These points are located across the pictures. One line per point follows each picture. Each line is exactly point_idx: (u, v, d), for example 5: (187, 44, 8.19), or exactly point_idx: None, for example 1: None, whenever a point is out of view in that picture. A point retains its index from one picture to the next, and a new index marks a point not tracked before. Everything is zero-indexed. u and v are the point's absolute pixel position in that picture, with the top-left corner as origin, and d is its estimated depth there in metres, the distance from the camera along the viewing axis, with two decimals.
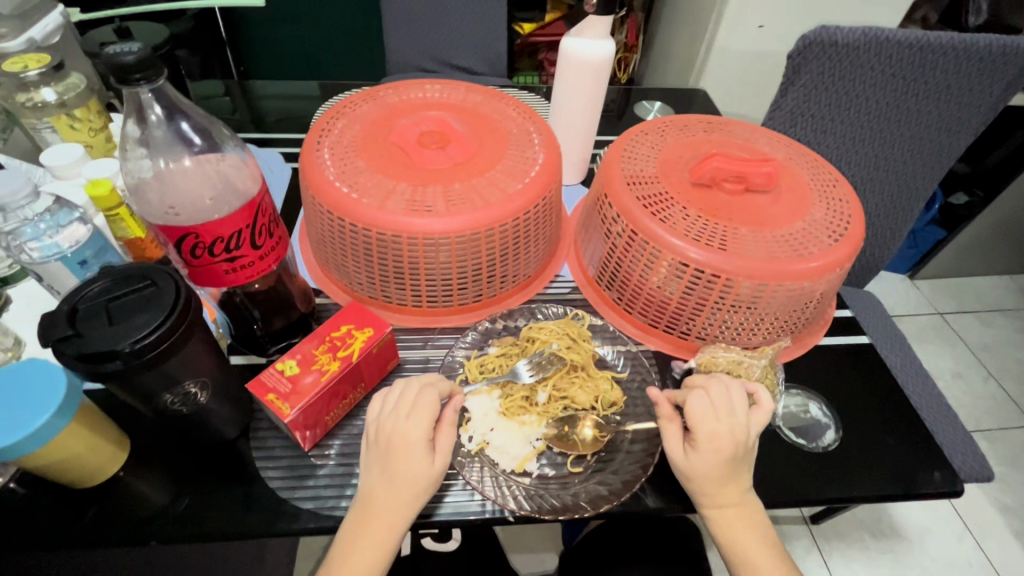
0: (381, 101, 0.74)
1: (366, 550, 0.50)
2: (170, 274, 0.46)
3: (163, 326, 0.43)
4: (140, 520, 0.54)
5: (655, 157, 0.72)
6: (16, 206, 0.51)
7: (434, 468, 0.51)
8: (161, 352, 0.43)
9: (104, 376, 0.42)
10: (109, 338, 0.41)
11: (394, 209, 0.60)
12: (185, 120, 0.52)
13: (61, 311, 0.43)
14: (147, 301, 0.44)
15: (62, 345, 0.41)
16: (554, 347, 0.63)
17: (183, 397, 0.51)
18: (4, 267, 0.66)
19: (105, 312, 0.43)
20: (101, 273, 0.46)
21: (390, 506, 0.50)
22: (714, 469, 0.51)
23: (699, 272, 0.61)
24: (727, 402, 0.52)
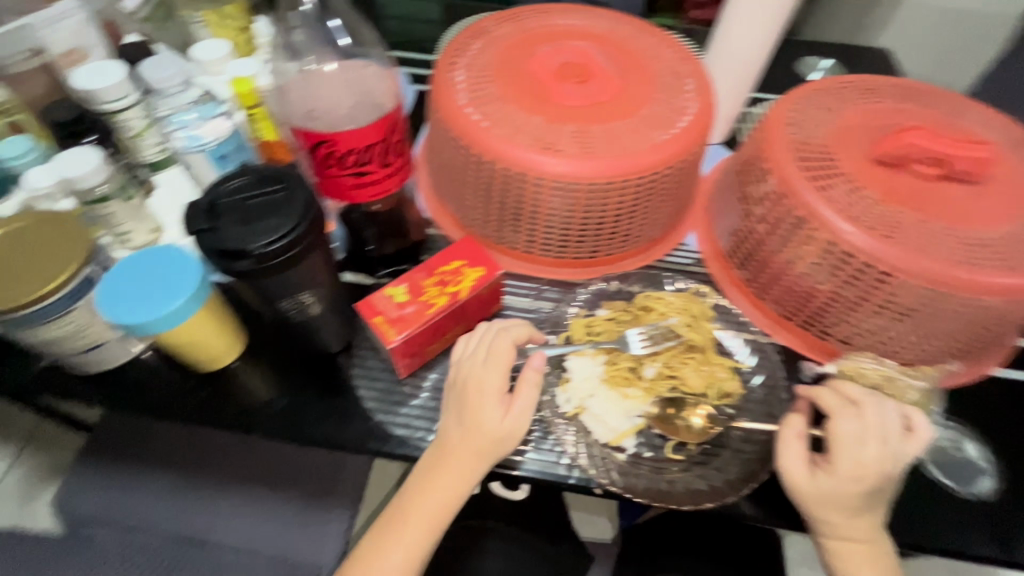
0: (521, 24, 0.67)
1: (435, 496, 0.50)
2: (301, 181, 0.45)
3: (288, 236, 0.42)
4: (249, 411, 0.58)
5: (831, 121, 0.60)
6: (170, 92, 0.54)
7: (506, 425, 0.50)
8: (284, 261, 0.43)
9: (232, 275, 0.43)
10: (242, 238, 0.42)
11: (524, 145, 0.55)
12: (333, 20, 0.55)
13: (201, 204, 0.43)
14: (278, 206, 0.43)
15: (200, 238, 0.42)
16: (673, 322, 0.57)
17: (298, 305, 0.51)
18: (154, 151, 0.69)
19: (240, 211, 0.43)
20: (239, 171, 0.46)
21: (461, 452, 0.50)
22: (847, 498, 0.45)
23: (865, 267, 0.52)
24: (882, 427, 0.46)
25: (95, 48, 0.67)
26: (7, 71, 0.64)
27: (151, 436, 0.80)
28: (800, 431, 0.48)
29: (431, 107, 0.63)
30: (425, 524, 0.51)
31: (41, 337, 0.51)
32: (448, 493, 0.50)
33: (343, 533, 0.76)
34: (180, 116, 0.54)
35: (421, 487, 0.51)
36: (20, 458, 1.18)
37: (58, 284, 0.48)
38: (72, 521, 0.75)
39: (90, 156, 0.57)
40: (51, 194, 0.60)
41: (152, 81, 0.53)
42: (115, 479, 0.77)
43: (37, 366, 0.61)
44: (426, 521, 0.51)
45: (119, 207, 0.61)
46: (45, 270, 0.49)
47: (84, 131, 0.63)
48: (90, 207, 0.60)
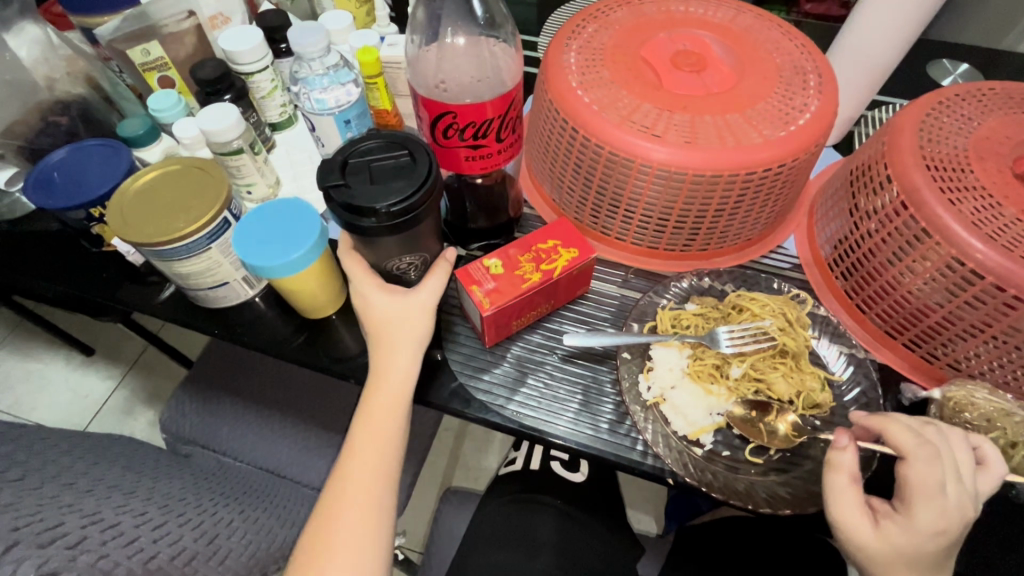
0: (637, 9, 0.67)
1: (382, 401, 0.53)
2: (425, 150, 0.48)
3: (413, 199, 0.45)
4: (343, 360, 0.63)
5: (970, 129, 0.55)
6: (310, 56, 0.58)
7: (411, 302, 0.54)
8: (405, 223, 0.46)
9: (356, 230, 0.46)
10: (371, 196, 0.45)
11: (633, 131, 0.55)
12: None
13: (335, 161, 0.46)
14: (403, 170, 0.47)
15: (333, 191, 0.45)
16: (767, 324, 0.56)
17: (406, 267, 0.56)
18: (276, 113, 0.76)
19: (369, 172, 0.46)
20: (369, 134, 0.49)
21: (392, 338, 0.54)
22: (926, 551, 0.43)
23: (994, 290, 0.48)
24: (957, 466, 0.44)
25: (237, 13, 0.74)
26: (164, 30, 0.69)
27: (247, 374, 0.88)
28: (851, 470, 0.45)
29: (539, 86, 0.64)
30: (382, 440, 0.52)
31: (179, 270, 0.57)
32: (392, 397, 0.53)
33: (407, 488, 0.80)
34: (314, 80, 0.59)
35: (367, 406, 0.53)
36: (127, 379, 1.33)
37: (201, 224, 0.54)
38: (175, 440, 0.84)
39: (231, 112, 0.62)
40: (192, 144, 0.66)
41: (295, 45, 0.57)
42: (213, 408, 0.85)
43: (162, 295, 0.68)
44: (378, 426, 0.53)
45: (248, 161, 0.66)
46: (191, 210, 0.55)
47: (223, 90, 0.68)
48: (223, 158, 0.65)
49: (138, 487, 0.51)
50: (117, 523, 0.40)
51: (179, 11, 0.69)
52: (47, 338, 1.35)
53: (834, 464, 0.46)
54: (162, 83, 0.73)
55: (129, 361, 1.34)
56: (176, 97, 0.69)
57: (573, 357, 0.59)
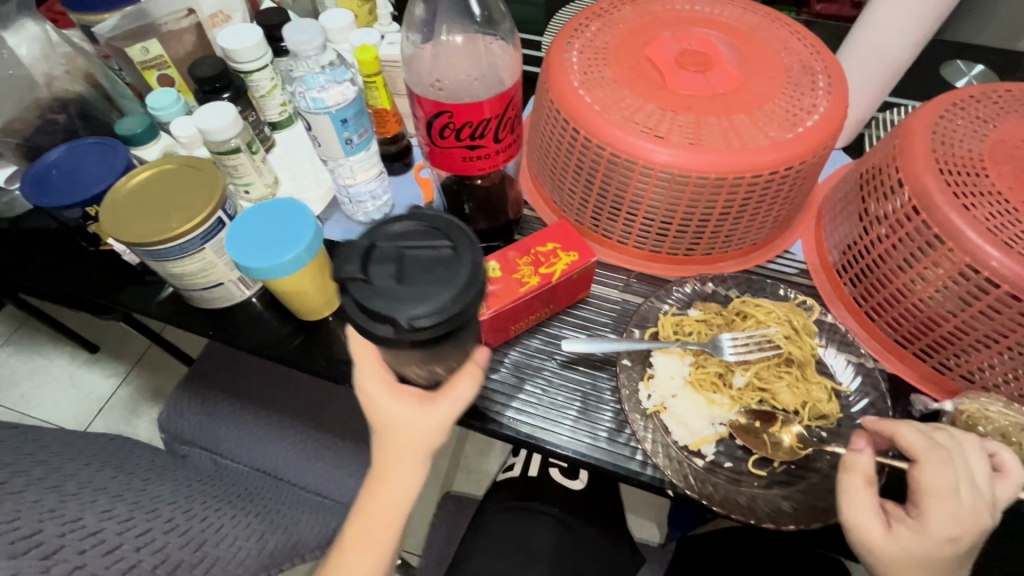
0: (642, 8, 0.65)
1: (381, 506, 0.47)
2: (472, 244, 0.39)
3: (448, 311, 0.36)
4: (337, 363, 0.62)
5: (986, 132, 0.53)
6: (305, 54, 0.58)
7: (427, 421, 0.45)
8: (433, 336, 0.37)
9: (369, 335, 0.37)
10: (393, 300, 0.36)
11: (635, 132, 0.53)
12: None
13: (359, 247, 0.38)
14: (443, 269, 0.37)
15: (348, 286, 0.37)
16: (772, 331, 0.54)
17: (427, 374, 0.46)
18: (276, 112, 0.75)
19: (398, 264, 0.37)
20: (412, 214, 0.40)
21: (401, 452, 0.46)
22: (938, 559, 0.41)
23: (1009, 299, 0.46)
24: (973, 476, 0.41)
25: (237, 11, 0.72)
26: (163, 28, 0.68)
27: (245, 374, 0.87)
28: (867, 472, 0.43)
29: (541, 85, 0.63)
30: (378, 547, 0.47)
31: (173, 271, 0.57)
32: (392, 505, 0.47)
33: None
34: (311, 78, 0.57)
35: (363, 511, 0.47)
36: (130, 377, 1.33)
37: (193, 226, 0.53)
38: (172, 439, 0.83)
39: (228, 111, 0.61)
40: (190, 143, 0.66)
41: (290, 43, 0.57)
42: (210, 408, 0.85)
43: (163, 296, 0.68)
44: (373, 536, 0.47)
45: (246, 160, 0.65)
46: (184, 211, 0.54)
47: (222, 88, 0.67)
48: (220, 158, 0.64)
49: (126, 490, 0.50)
50: (99, 529, 0.39)
51: (178, 9, 0.68)
52: (52, 335, 1.36)
53: (852, 465, 0.44)
54: (161, 81, 0.72)
55: (133, 358, 1.35)
56: (175, 96, 0.69)
57: (573, 363, 0.57)
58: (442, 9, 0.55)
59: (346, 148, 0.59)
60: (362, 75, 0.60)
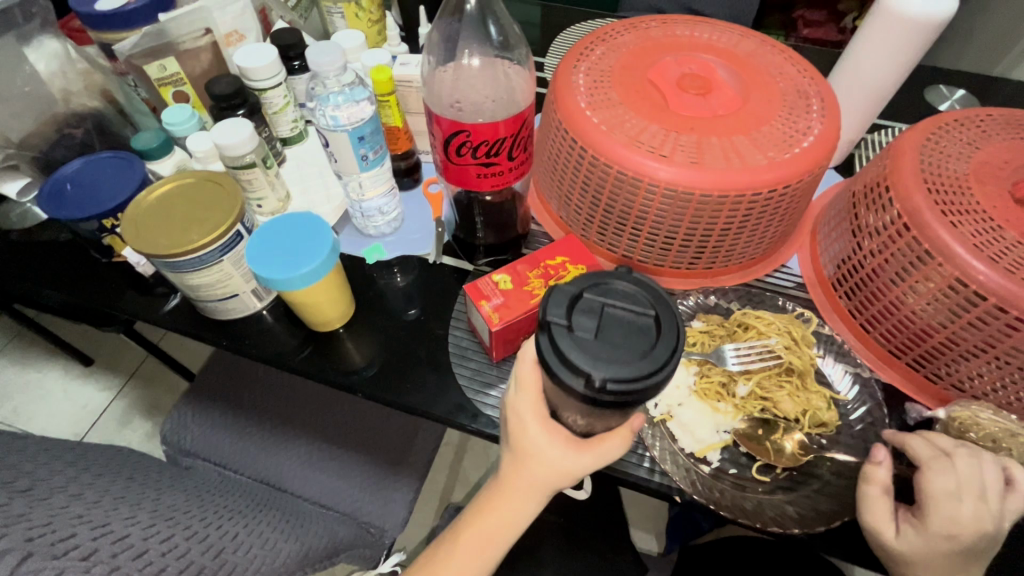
0: (643, 33, 0.69)
1: (493, 518, 0.50)
2: (675, 324, 0.39)
3: (644, 380, 0.36)
4: (348, 373, 0.63)
5: (970, 154, 0.56)
6: (326, 75, 0.59)
7: (567, 464, 0.47)
8: (619, 402, 0.37)
9: (554, 379, 0.38)
10: (593, 358, 0.37)
11: (640, 151, 0.56)
12: (493, 22, 0.55)
13: (566, 293, 0.40)
14: (645, 339, 0.38)
15: (547, 326, 0.39)
16: (773, 342, 0.56)
17: (580, 421, 0.47)
18: (288, 129, 0.78)
19: (597, 319, 0.39)
20: (632, 277, 0.41)
21: (534, 479, 0.48)
22: (940, 558, 0.43)
23: (996, 311, 0.48)
24: (980, 486, 0.44)
25: (251, 31, 0.75)
26: (180, 47, 0.70)
27: (250, 385, 0.88)
28: (885, 483, 0.46)
29: (548, 105, 0.66)
30: (476, 557, 0.51)
31: (190, 282, 0.58)
32: (509, 519, 0.50)
33: (409, 503, 0.80)
34: (330, 97, 0.60)
35: (480, 513, 0.51)
36: (126, 389, 1.32)
37: (213, 238, 0.54)
38: (176, 452, 0.83)
39: (244, 127, 0.63)
40: (205, 157, 0.68)
41: (313, 64, 0.57)
42: (215, 420, 0.85)
43: (166, 306, 0.69)
44: (484, 537, 0.51)
45: (260, 174, 0.67)
46: (205, 224, 0.55)
47: (238, 105, 0.69)
48: (234, 172, 0.66)
49: (143, 499, 0.51)
50: (127, 534, 0.40)
51: (197, 28, 0.70)
52: (47, 347, 1.35)
53: (868, 475, 0.46)
54: (177, 97, 0.75)
55: (129, 371, 1.34)
56: (190, 112, 0.71)
57: None
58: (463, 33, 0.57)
59: (361, 165, 0.61)
60: (376, 93, 0.63)
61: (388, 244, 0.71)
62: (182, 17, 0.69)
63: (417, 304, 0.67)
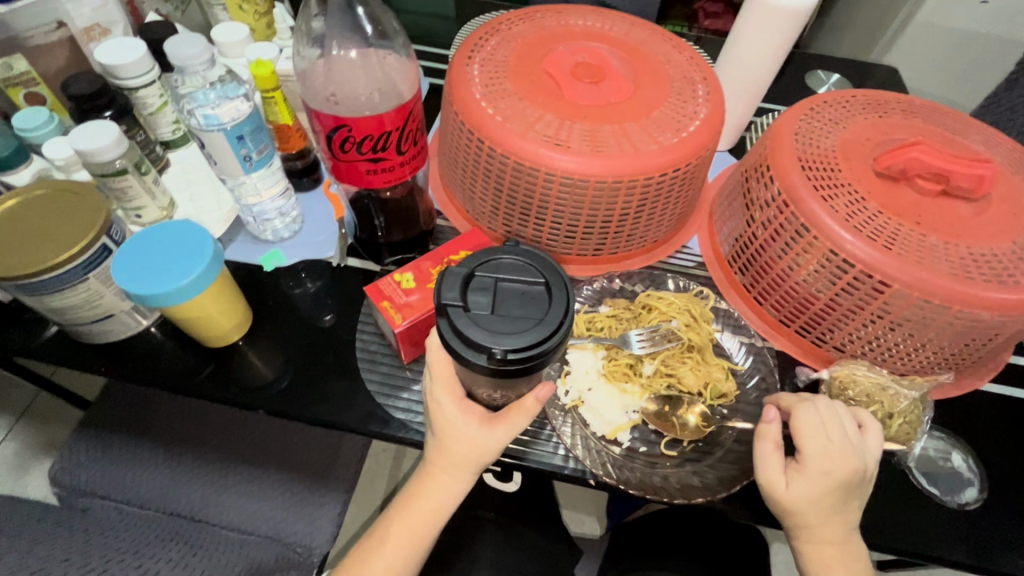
0: (538, 23, 0.69)
1: (420, 507, 0.48)
2: (564, 286, 0.40)
3: (542, 346, 0.37)
4: (250, 389, 0.59)
5: (838, 132, 0.61)
6: (193, 70, 0.56)
7: (483, 440, 0.46)
8: (522, 370, 0.38)
9: (459, 359, 0.38)
10: (490, 332, 0.37)
11: (536, 140, 0.56)
12: (361, 6, 0.54)
13: (459, 273, 0.39)
14: (538, 306, 0.39)
15: (444, 310, 0.38)
16: (673, 324, 0.59)
17: (495, 395, 0.47)
18: (169, 131, 0.72)
19: (491, 294, 0.39)
20: (520, 249, 0.42)
21: (455, 461, 0.47)
22: (820, 497, 0.46)
23: (864, 276, 0.52)
24: (840, 425, 0.48)
25: (116, 23, 0.68)
26: (30, 41, 0.63)
27: (152, 411, 0.81)
28: (776, 438, 0.48)
29: (445, 99, 0.64)
30: (404, 551, 0.49)
31: (53, 304, 0.52)
32: (435, 508, 0.48)
33: (336, 517, 0.76)
34: (199, 95, 0.55)
35: (404, 508, 0.49)
36: (16, 430, 1.18)
37: (73, 254, 0.49)
38: (68, 493, 0.76)
39: (110, 131, 0.56)
40: (67, 165, 0.61)
41: (173, 58, 0.54)
42: (113, 452, 0.78)
43: (44, 335, 0.62)
44: (411, 530, 0.49)
45: (135, 182, 0.61)
46: (62, 239, 0.49)
47: (103, 105, 0.62)
48: (103, 180, 0.60)
49: None
50: None
51: (47, 21, 0.63)
52: None
53: (761, 432, 0.49)
54: (30, 100, 0.66)
55: (17, 409, 1.20)
56: (47, 114, 0.63)
57: None
58: (332, 22, 0.55)
59: (245, 166, 0.57)
60: (260, 89, 0.59)
61: (287, 249, 0.67)
62: (25, 9, 0.61)
63: (331, 309, 0.64)
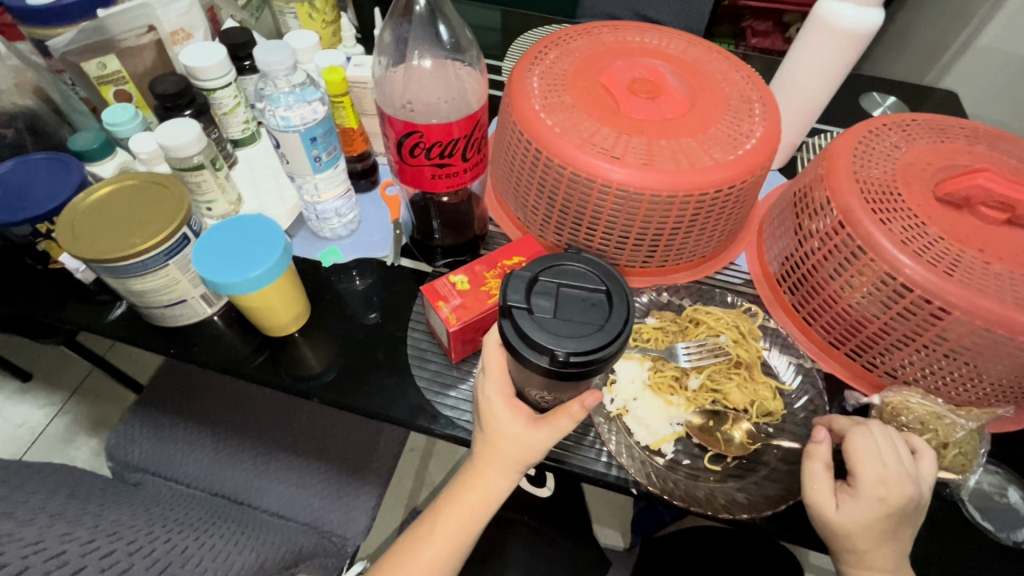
0: (596, 39, 0.70)
1: (465, 502, 0.50)
2: (625, 295, 0.41)
3: (604, 351, 0.38)
4: (304, 379, 0.61)
5: (897, 156, 0.60)
6: (276, 75, 0.58)
7: (529, 440, 0.47)
8: (582, 373, 0.39)
9: (520, 360, 0.39)
10: (553, 334, 0.38)
11: (593, 153, 0.57)
12: (443, 23, 0.57)
13: (524, 277, 0.41)
14: (598, 312, 0.40)
15: (509, 311, 0.40)
16: (722, 338, 0.59)
17: (546, 396, 0.48)
18: (239, 130, 0.76)
19: (554, 299, 0.40)
20: (582, 257, 0.43)
21: (502, 459, 0.48)
22: (871, 523, 0.46)
23: (922, 301, 0.52)
24: (895, 451, 0.48)
25: (198, 29, 0.73)
26: (122, 44, 0.67)
27: (204, 395, 0.85)
28: (826, 459, 0.48)
29: (504, 108, 0.66)
30: (449, 543, 0.50)
31: (133, 287, 0.56)
32: (480, 504, 0.50)
33: (372, 510, 0.78)
34: (280, 98, 0.59)
35: (450, 502, 0.50)
36: (67, 406, 1.24)
37: (158, 241, 0.52)
38: (122, 468, 0.79)
39: (191, 128, 0.60)
40: (150, 159, 0.65)
41: (261, 63, 0.57)
42: (167, 432, 0.82)
43: (114, 315, 0.66)
44: (455, 523, 0.50)
45: (209, 177, 0.65)
46: (149, 226, 0.53)
47: (184, 105, 0.66)
48: (181, 174, 0.64)
49: (84, 514, 0.49)
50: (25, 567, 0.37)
51: (139, 25, 0.67)
52: None
53: (810, 453, 0.49)
54: (119, 97, 0.72)
55: (71, 386, 1.26)
56: (133, 111, 0.68)
57: None
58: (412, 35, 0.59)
59: (314, 166, 0.60)
60: (330, 94, 0.63)
61: (345, 247, 0.70)
62: (121, 14, 0.65)
63: (378, 307, 0.66)
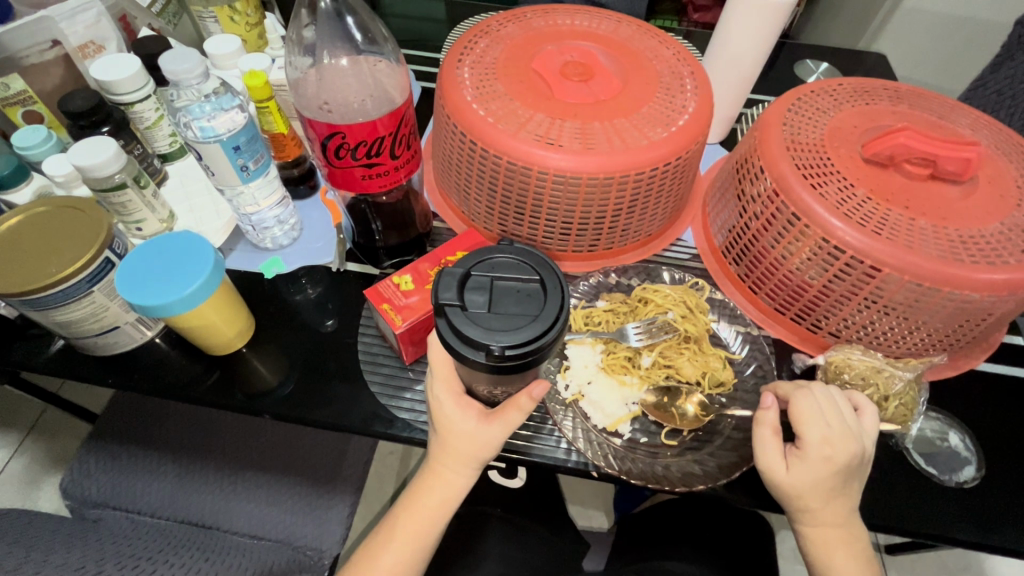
0: (526, 24, 0.70)
1: (423, 504, 0.49)
2: (559, 283, 0.41)
3: (541, 340, 0.38)
4: (255, 395, 0.60)
5: (825, 121, 0.62)
6: (188, 83, 0.57)
7: (480, 436, 0.47)
8: (522, 364, 0.38)
9: (458, 357, 0.39)
10: (486, 328, 0.38)
11: (528, 140, 0.57)
12: (351, 16, 0.56)
13: (455, 273, 0.40)
14: (533, 302, 0.40)
15: (443, 310, 0.39)
16: (670, 315, 0.60)
17: (494, 391, 0.48)
18: (166, 144, 0.73)
19: (487, 293, 0.40)
20: (513, 249, 0.42)
21: (455, 457, 0.48)
22: (818, 482, 0.47)
23: (856, 261, 0.53)
24: (836, 410, 0.49)
25: (110, 40, 0.69)
26: (25, 61, 0.64)
27: (159, 422, 0.81)
28: (774, 424, 0.49)
29: (438, 102, 0.65)
30: (410, 545, 0.49)
31: (58, 319, 0.53)
32: (438, 504, 0.49)
33: (345, 519, 0.77)
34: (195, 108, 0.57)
35: (409, 505, 0.50)
36: (24, 446, 1.19)
37: (77, 268, 0.50)
38: (79, 505, 0.76)
39: (107, 145, 0.57)
40: (67, 181, 0.62)
41: (169, 74, 0.56)
42: (122, 463, 0.78)
43: (50, 349, 0.63)
44: (414, 525, 0.49)
45: (134, 196, 0.62)
46: (66, 253, 0.50)
47: (100, 122, 0.63)
48: (103, 195, 0.60)
49: None
50: None
51: (42, 41, 0.64)
52: None
53: (759, 420, 0.50)
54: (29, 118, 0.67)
55: (26, 424, 1.20)
56: (46, 132, 0.64)
57: None
58: (323, 32, 0.57)
59: (242, 176, 0.57)
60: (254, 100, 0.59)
61: (287, 256, 0.68)
62: (20, 29, 0.61)
63: (330, 315, 0.65)
